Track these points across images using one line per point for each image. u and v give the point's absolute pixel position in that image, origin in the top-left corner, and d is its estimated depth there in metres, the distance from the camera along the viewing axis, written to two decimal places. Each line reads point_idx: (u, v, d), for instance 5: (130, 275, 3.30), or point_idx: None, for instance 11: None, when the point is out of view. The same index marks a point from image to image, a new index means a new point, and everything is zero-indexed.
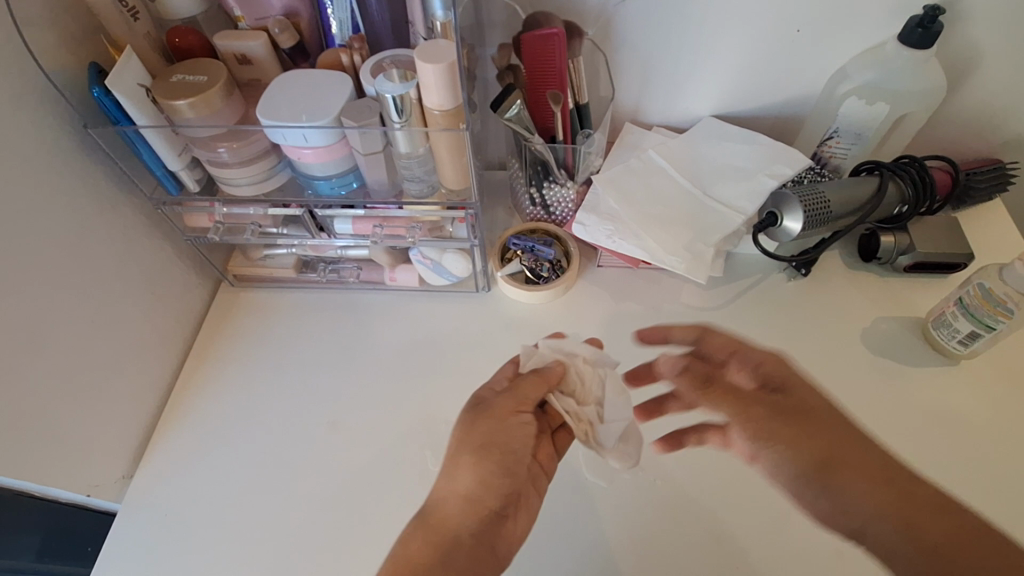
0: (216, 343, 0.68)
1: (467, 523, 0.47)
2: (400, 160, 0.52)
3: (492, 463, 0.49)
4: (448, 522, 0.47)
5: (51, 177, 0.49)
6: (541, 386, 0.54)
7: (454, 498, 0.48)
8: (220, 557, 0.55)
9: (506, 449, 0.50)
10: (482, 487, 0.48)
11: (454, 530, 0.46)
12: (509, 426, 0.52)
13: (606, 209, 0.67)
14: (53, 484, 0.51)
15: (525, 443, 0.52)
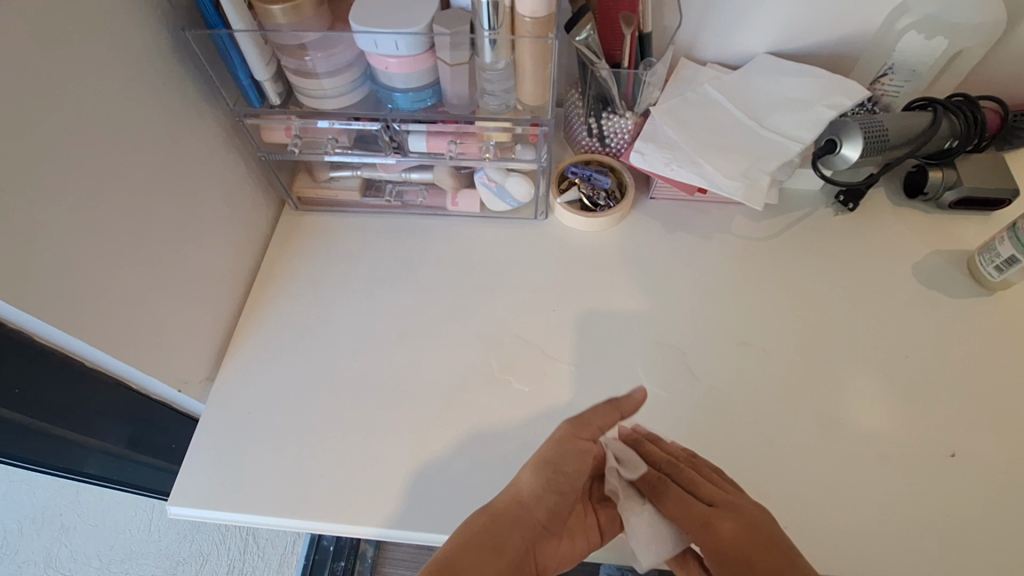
0: (283, 262, 0.70)
1: (517, 530, 0.47)
2: (482, 73, 0.55)
3: (555, 483, 0.49)
4: (504, 530, 0.47)
5: (149, 77, 0.51)
6: (612, 413, 0.51)
7: (515, 507, 0.48)
8: (304, 451, 0.59)
9: (557, 466, 0.49)
10: (535, 504, 0.49)
11: (504, 531, 0.47)
12: (575, 448, 0.50)
13: (664, 138, 0.68)
14: (150, 375, 0.54)
15: (579, 465, 0.50)
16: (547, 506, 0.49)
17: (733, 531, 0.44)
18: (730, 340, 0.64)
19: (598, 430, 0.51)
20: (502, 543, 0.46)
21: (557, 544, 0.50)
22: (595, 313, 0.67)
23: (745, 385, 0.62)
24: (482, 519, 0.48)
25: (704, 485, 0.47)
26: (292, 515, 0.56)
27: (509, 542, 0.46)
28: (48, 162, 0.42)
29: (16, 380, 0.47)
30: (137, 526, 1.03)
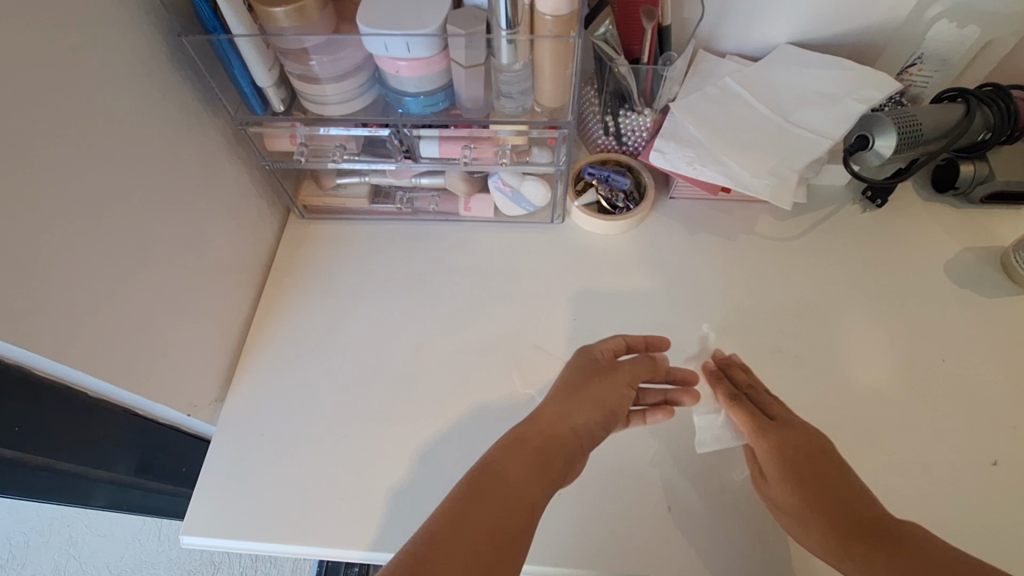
0: (291, 275, 0.68)
1: (564, 442, 0.45)
2: (499, 75, 0.52)
3: (599, 409, 0.48)
4: (558, 446, 0.45)
5: (147, 88, 0.48)
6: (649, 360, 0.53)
7: (565, 428, 0.46)
8: (319, 474, 0.57)
9: (591, 392, 0.49)
10: (586, 432, 0.47)
11: (554, 451, 0.44)
12: (621, 383, 0.51)
13: (684, 136, 0.65)
14: (159, 400, 0.52)
15: (619, 396, 0.50)
16: (593, 437, 0.47)
17: (789, 441, 0.49)
18: (760, 345, 0.62)
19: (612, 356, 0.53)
20: (547, 462, 0.44)
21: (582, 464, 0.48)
22: (620, 323, 0.64)
23: (777, 392, 0.60)
24: (534, 438, 0.45)
25: (771, 404, 0.52)
26: (314, 543, 0.54)
27: (554, 461, 0.44)
28: (41, 184, 0.40)
29: (16, 416, 0.45)
30: (144, 538, 1.02)
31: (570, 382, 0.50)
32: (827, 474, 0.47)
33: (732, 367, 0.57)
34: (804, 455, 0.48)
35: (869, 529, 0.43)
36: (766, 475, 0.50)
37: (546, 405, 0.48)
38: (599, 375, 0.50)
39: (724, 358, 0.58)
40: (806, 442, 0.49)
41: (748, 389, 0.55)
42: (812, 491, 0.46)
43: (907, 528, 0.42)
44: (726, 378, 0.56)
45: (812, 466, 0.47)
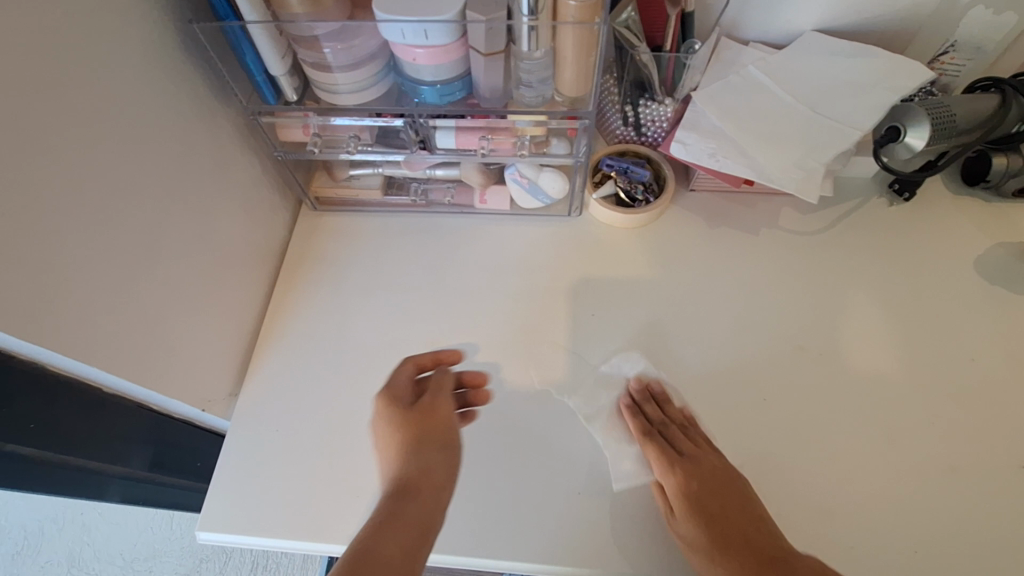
0: (304, 268, 0.67)
1: (420, 505, 0.45)
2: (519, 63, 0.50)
3: (431, 452, 0.48)
4: (409, 513, 0.44)
5: (158, 77, 0.47)
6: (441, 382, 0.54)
7: (425, 485, 0.46)
8: (333, 470, 0.56)
9: (421, 441, 0.48)
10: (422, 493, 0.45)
11: (421, 527, 0.43)
12: (441, 414, 0.51)
13: (707, 127, 0.64)
14: (173, 396, 0.52)
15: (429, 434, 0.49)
16: (433, 485, 0.46)
17: (694, 481, 0.50)
18: (781, 343, 0.61)
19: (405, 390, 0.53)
20: (419, 534, 0.43)
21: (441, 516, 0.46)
22: (637, 320, 0.63)
23: (799, 391, 0.58)
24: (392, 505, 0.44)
25: (681, 439, 0.54)
26: (328, 540, 0.53)
27: (422, 532, 0.43)
28: (50, 175, 0.38)
29: (29, 415, 0.44)
30: (158, 526, 1.02)
31: (420, 438, 0.49)
32: (728, 518, 0.48)
33: (649, 400, 0.57)
34: (708, 492, 0.50)
35: (771, 565, 0.44)
36: (675, 512, 0.51)
37: (406, 467, 0.47)
38: (422, 425, 0.50)
39: (639, 389, 0.58)
40: (712, 482, 0.50)
41: (661, 425, 0.55)
42: (723, 538, 0.47)
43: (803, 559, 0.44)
44: (640, 411, 0.57)
45: (720, 510, 0.49)
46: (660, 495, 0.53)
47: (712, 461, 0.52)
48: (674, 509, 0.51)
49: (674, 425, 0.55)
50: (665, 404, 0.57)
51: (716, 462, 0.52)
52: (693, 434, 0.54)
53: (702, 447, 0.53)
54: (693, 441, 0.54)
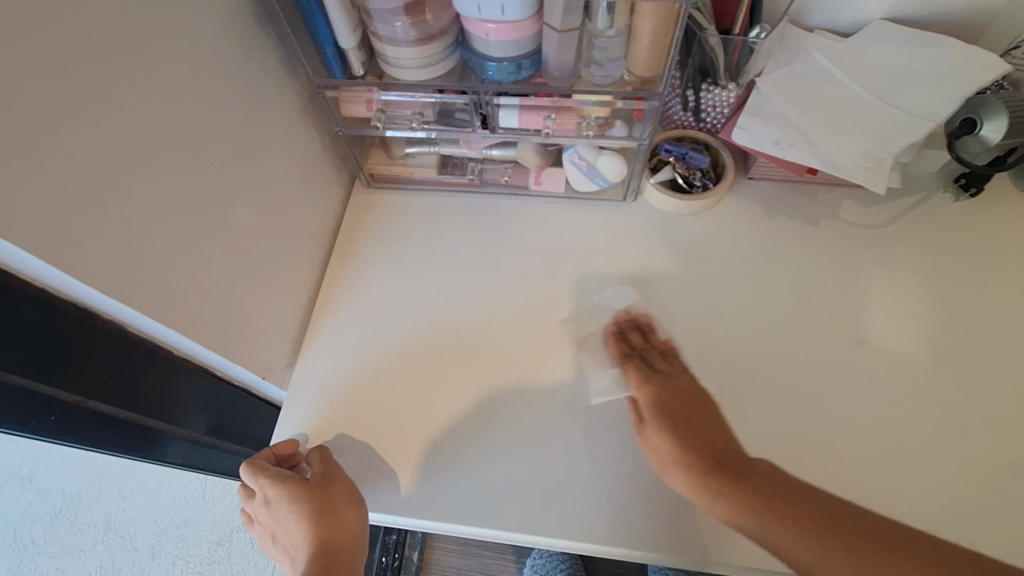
0: (357, 245, 0.67)
1: (316, 568, 0.51)
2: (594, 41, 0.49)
3: (331, 518, 0.52)
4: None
5: (235, 46, 0.48)
6: (322, 458, 0.55)
7: (327, 551, 0.52)
8: (388, 444, 0.57)
9: (321, 516, 0.52)
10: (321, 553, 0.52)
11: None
12: (341, 496, 0.53)
13: (771, 114, 0.63)
14: (238, 362, 0.53)
15: (344, 514, 0.53)
16: (334, 549, 0.52)
17: (676, 391, 0.52)
18: (840, 337, 0.60)
19: (327, 472, 0.54)
20: None
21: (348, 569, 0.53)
22: (692, 308, 0.62)
23: (857, 386, 0.57)
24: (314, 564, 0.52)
25: (659, 361, 0.55)
26: (382, 513, 0.54)
27: None
28: (132, 139, 0.39)
29: (111, 371, 0.45)
30: (190, 495, 1.03)
31: (318, 510, 0.52)
32: (705, 429, 0.49)
33: (632, 360, 0.56)
34: (682, 403, 0.51)
35: (735, 467, 0.46)
36: (644, 421, 0.52)
37: (319, 531, 0.52)
38: (320, 497, 0.53)
39: (625, 319, 0.59)
40: (699, 398, 0.51)
41: (643, 349, 0.57)
42: (689, 431, 0.49)
43: (764, 467, 0.46)
44: (625, 340, 0.58)
45: (688, 414, 0.50)
46: (634, 410, 0.54)
47: (680, 379, 0.53)
48: (642, 417, 0.52)
49: (654, 351, 0.56)
50: (650, 335, 0.58)
51: (685, 379, 0.53)
52: (674, 361, 0.55)
53: (687, 372, 0.54)
54: (670, 363, 0.55)
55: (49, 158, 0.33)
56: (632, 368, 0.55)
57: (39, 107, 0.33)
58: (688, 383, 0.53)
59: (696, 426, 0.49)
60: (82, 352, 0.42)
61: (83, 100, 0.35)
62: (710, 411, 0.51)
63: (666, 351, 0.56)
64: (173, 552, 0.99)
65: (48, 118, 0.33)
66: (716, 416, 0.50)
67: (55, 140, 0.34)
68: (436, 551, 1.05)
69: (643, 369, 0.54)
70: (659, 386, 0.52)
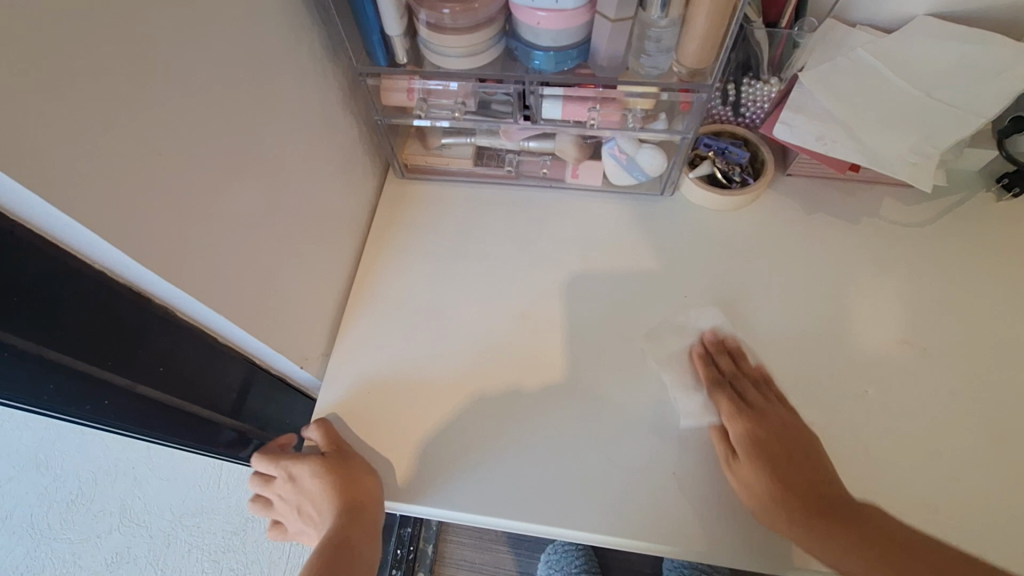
0: (390, 235, 0.67)
1: (338, 528, 0.52)
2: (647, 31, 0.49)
3: (345, 479, 0.53)
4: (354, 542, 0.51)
5: (282, 30, 0.47)
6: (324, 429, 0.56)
7: (349, 511, 0.52)
8: (423, 436, 0.57)
9: (335, 477, 0.53)
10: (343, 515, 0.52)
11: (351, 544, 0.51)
12: (350, 461, 0.54)
13: (814, 109, 0.62)
14: (278, 349, 0.52)
15: (357, 474, 0.54)
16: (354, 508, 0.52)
17: (779, 424, 0.52)
18: (881, 336, 0.59)
19: (332, 442, 0.55)
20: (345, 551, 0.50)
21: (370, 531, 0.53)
22: (729, 305, 0.61)
23: (898, 386, 0.57)
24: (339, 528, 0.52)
25: (749, 390, 0.54)
26: (417, 504, 0.54)
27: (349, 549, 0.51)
28: (185, 120, 0.39)
29: (159, 355, 0.44)
30: (206, 484, 1.02)
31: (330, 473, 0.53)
32: (827, 489, 0.49)
33: (725, 387, 0.54)
34: (787, 447, 0.51)
35: (887, 539, 0.45)
36: (739, 457, 0.51)
37: (337, 492, 0.53)
38: (337, 467, 0.54)
39: (714, 341, 0.57)
40: (801, 437, 0.51)
41: (734, 377, 0.55)
42: (814, 495, 0.48)
43: (871, 512, 0.47)
44: (713, 363, 0.56)
45: (791, 456, 0.50)
46: (721, 441, 0.53)
47: (787, 415, 0.53)
48: (737, 453, 0.51)
49: (747, 380, 0.55)
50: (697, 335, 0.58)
51: (791, 420, 0.52)
52: (766, 391, 0.55)
53: (788, 407, 0.54)
54: (760, 395, 0.54)
55: (108, 136, 0.33)
56: (726, 404, 0.53)
57: (101, 84, 0.33)
58: (793, 417, 0.53)
59: (817, 490, 0.49)
60: (134, 338, 0.42)
61: (141, 79, 0.35)
62: (806, 445, 0.51)
63: (742, 359, 0.56)
64: (188, 540, 0.99)
65: (110, 96, 0.33)
66: (823, 465, 0.50)
67: (114, 118, 0.34)
68: (451, 545, 1.04)
69: (733, 403, 0.53)
70: (755, 429, 0.52)
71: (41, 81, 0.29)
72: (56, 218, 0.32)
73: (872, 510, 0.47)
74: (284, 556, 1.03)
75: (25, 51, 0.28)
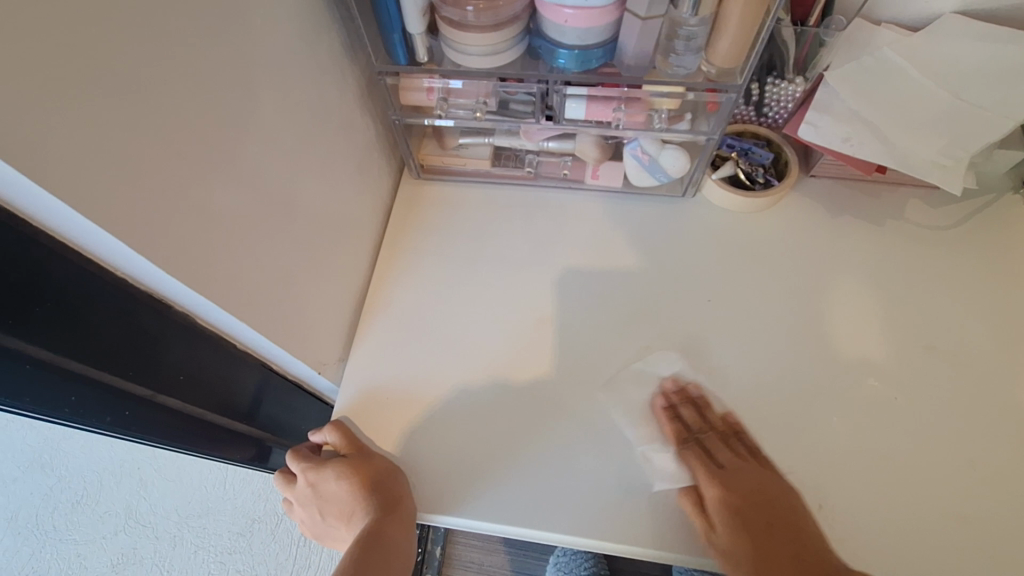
0: (406, 237, 0.65)
1: (371, 526, 0.51)
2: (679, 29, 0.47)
3: (372, 478, 0.52)
4: (389, 539, 0.51)
5: (300, 29, 0.46)
6: (342, 433, 0.55)
7: (380, 509, 0.52)
8: (442, 443, 0.55)
9: (362, 476, 0.53)
10: (375, 513, 0.52)
11: (388, 541, 0.51)
12: (375, 461, 0.53)
13: (840, 110, 0.61)
14: (296, 355, 0.51)
15: (383, 472, 0.53)
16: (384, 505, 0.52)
17: (749, 486, 0.50)
18: (908, 343, 0.58)
19: (352, 444, 0.54)
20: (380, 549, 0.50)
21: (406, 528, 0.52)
22: (751, 309, 0.60)
23: (926, 394, 0.56)
24: (371, 527, 0.51)
25: (721, 449, 0.52)
26: (438, 515, 0.53)
27: (385, 546, 0.50)
28: (208, 122, 0.38)
29: (181, 363, 0.43)
30: (210, 486, 1.01)
31: (356, 473, 0.53)
32: (829, 559, 0.45)
33: (693, 446, 0.53)
34: (752, 508, 0.49)
35: None
36: (715, 530, 0.49)
37: (365, 491, 0.52)
38: (360, 468, 0.53)
39: (675, 391, 0.56)
40: (775, 516, 0.48)
41: (700, 432, 0.53)
42: None
43: (851, 573, 0.44)
44: (677, 415, 0.55)
45: (767, 524, 0.48)
46: (696, 509, 0.50)
47: (776, 475, 0.50)
48: (716, 527, 0.49)
49: (716, 435, 0.53)
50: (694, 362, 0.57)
51: (780, 481, 0.50)
52: (738, 445, 0.53)
53: (767, 467, 0.51)
54: (749, 452, 0.53)
55: (133, 138, 0.32)
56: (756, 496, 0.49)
57: (126, 85, 0.32)
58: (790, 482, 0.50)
59: (814, 569, 0.45)
60: (153, 345, 0.41)
61: (166, 80, 0.34)
62: (790, 524, 0.47)
63: (685, 404, 0.55)
64: (193, 542, 0.98)
65: (135, 97, 0.32)
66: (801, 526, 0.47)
67: (139, 120, 0.33)
68: (458, 546, 1.03)
69: (707, 466, 0.52)
70: (734, 507, 0.49)
71: (67, 83, 0.28)
72: (79, 224, 0.31)
73: (848, 574, 0.45)
74: (290, 557, 1.01)
75: (52, 51, 0.27)
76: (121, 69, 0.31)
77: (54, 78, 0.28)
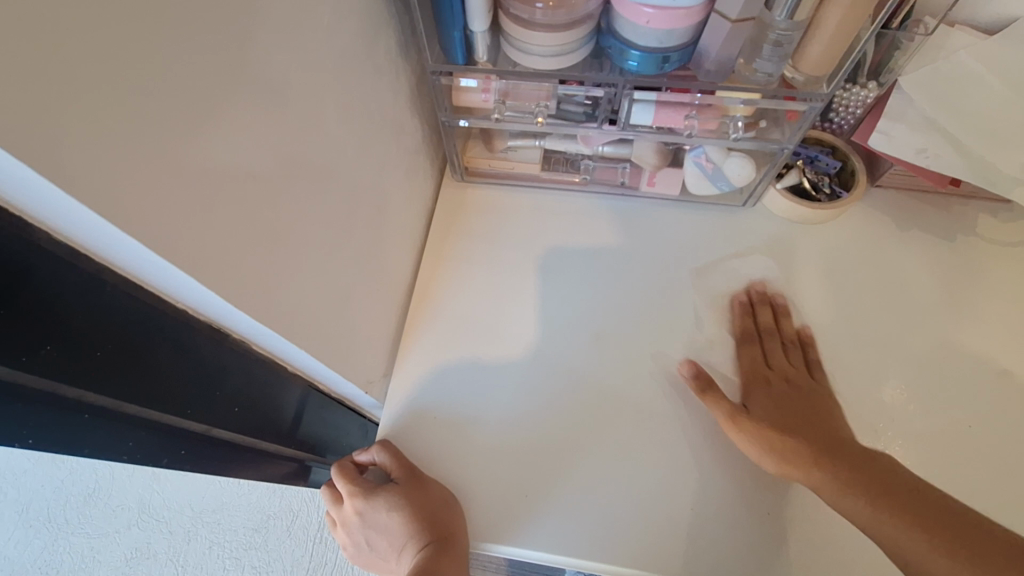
0: (450, 243, 0.62)
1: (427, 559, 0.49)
2: (770, 34, 0.45)
3: (426, 507, 0.50)
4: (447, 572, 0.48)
5: (358, 30, 0.43)
6: (393, 457, 0.52)
7: (435, 541, 0.49)
8: (493, 467, 0.52)
9: (416, 505, 0.50)
10: (431, 543, 0.49)
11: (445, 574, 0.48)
12: (429, 489, 0.51)
13: (913, 118, 0.58)
14: (345, 375, 0.49)
15: (438, 500, 0.50)
16: (439, 537, 0.49)
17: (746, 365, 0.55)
18: (983, 365, 0.55)
19: (404, 469, 0.52)
20: None
21: (460, 559, 0.50)
22: (817, 326, 0.57)
23: (1005, 420, 0.53)
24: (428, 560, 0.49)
25: (778, 355, 0.55)
26: (494, 543, 0.50)
27: None
28: (271, 138, 0.35)
29: (234, 393, 0.41)
30: (224, 481, 0.97)
31: (410, 502, 0.50)
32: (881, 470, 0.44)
33: (766, 305, 0.58)
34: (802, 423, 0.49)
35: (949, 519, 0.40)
36: (751, 414, 0.51)
37: (420, 521, 0.50)
38: (414, 496, 0.50)
39: (760, 294, 0.58)
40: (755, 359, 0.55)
41: (767, 331, 0.56)
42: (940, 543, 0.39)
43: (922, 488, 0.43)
44: (752, 316, 0.57)
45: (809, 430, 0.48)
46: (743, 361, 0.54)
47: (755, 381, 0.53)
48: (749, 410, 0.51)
49: (779, 338, 0.56)
50: (781, 319, 0.57)
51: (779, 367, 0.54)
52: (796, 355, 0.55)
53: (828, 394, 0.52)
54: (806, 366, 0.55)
55: (206, 159, 0.30)
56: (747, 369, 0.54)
57: (202, 103, 0.29)
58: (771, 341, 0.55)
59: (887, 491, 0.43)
60: (208, 376, 0.38)
61: (234, 95, 0.31)
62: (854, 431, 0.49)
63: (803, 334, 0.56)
64: (208, 537, 0.94)
65: (209, 117, 0.29)
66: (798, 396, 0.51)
67: (211, 138, 0.30)
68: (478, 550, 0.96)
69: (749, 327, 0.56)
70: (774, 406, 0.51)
71: (147, 104, 0.26)
72: (148, 261, 0.28)
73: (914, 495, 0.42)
74: (306, 555, 0.93)
75: (131, 72, 0.24)
76: (197, 83, 0.28)
77: (132, 100, 0.25)
